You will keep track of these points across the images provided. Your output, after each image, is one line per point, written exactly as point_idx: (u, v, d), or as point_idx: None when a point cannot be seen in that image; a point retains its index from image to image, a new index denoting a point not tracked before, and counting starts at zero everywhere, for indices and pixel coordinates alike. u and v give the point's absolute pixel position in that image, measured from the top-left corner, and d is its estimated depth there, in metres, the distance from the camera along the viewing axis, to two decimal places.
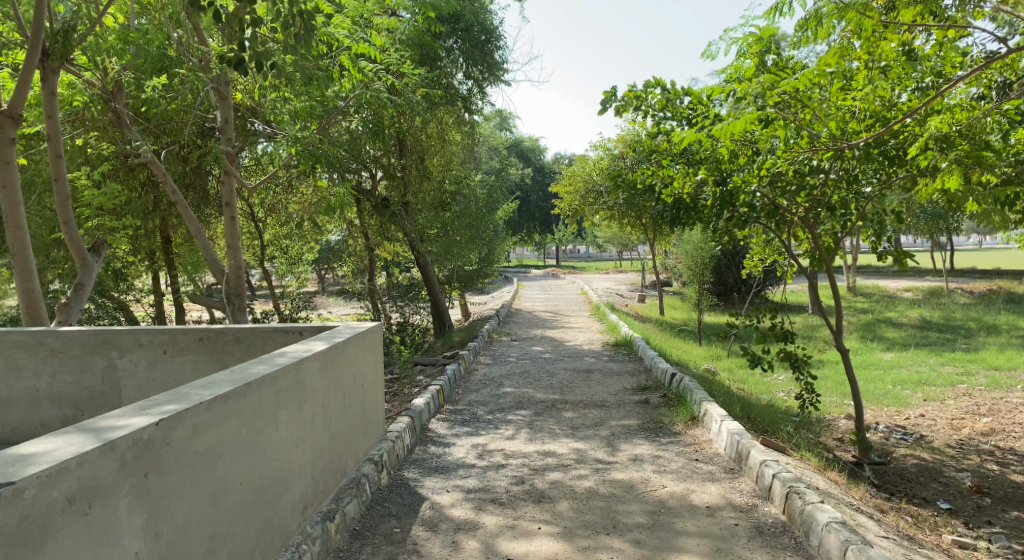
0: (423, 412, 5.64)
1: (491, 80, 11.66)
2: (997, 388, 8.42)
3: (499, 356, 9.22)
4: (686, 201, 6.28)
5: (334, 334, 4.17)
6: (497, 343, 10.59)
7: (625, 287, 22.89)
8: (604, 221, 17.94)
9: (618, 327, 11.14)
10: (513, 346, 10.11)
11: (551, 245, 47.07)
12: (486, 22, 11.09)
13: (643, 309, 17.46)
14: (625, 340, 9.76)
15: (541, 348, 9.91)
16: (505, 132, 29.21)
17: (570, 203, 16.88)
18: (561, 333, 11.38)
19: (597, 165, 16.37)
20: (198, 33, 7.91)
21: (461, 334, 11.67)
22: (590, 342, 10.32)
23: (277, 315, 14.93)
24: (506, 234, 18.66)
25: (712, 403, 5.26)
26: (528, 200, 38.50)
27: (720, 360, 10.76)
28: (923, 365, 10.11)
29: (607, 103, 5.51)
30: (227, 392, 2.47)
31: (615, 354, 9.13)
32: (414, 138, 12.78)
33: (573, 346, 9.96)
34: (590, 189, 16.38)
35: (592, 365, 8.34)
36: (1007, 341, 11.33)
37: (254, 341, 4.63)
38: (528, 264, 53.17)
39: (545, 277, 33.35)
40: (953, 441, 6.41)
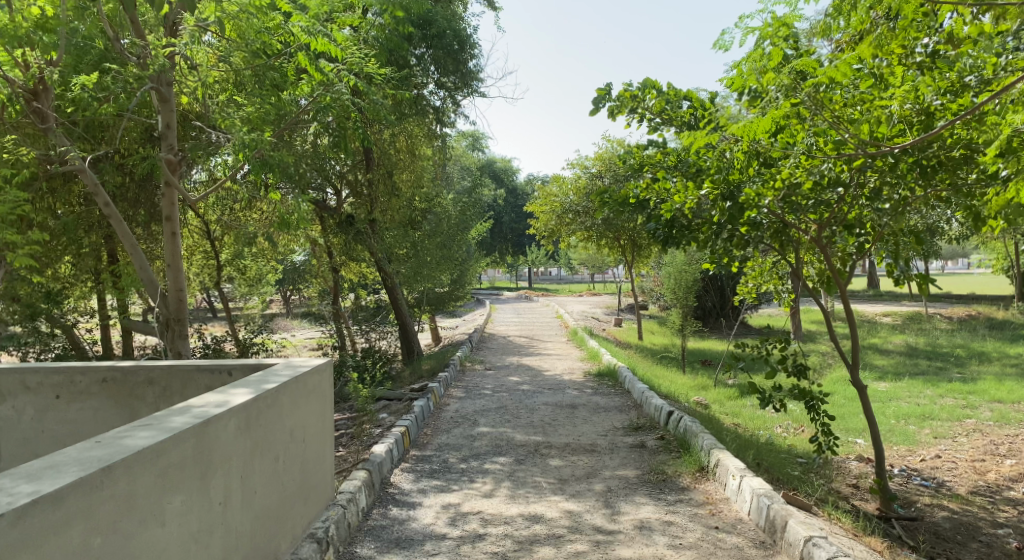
0: (383, 463, 4.76)
1: (466, 93, 10.99)
2: (1008, 423, 7.83)
3: (472, 388, 8.37)
4: (683, 218, 5.62)
5: (269, 376, 3.35)
6: (469, 372, 9.73)
7: (602, 310, 22.18)
8: (580, 242, 17.28)
9: (600, 355, 10.36)
10: (487, 376, 9.26)
11: (523, 267, 46.45)
12: (460, 29, 10.34)
13: (621, 333, 16.74)
14: (608, 370, 8.99)
15: (518, 378, 9.08)
16: (477, 152, 28.62)
17: (545, 223, 16.18)
18: (539, 361, 10.57)
19: (573, 184, 15.72)
20: (136, 26, 7.05)
21: (431, 363, 10.78)
22: (571, 371, 9.53)
23: (233, 340, 13.87)
24: (479, 255, 17.91)
25: (724, 452, 4.50)
26: (500, 222, 37.87)
27: (708, 391, 10.05)
28: (922, 397, 9.50)
29: (600, 102, 4.98)
30: (59, 495, 1.70)
31: (598, 385, 8.35)
32: (381, 152, 11.96)
33: (552, 376, 9.17)
34: (567, 209, 15.71)
35: (575, 399, 7.54)
36: (1003, 370, 10.81)
37: (171, 383, 3.75)
38: (500, 287, 52.53)
39: (518, 299, 32.61)
40: (980, 487, 5.72)
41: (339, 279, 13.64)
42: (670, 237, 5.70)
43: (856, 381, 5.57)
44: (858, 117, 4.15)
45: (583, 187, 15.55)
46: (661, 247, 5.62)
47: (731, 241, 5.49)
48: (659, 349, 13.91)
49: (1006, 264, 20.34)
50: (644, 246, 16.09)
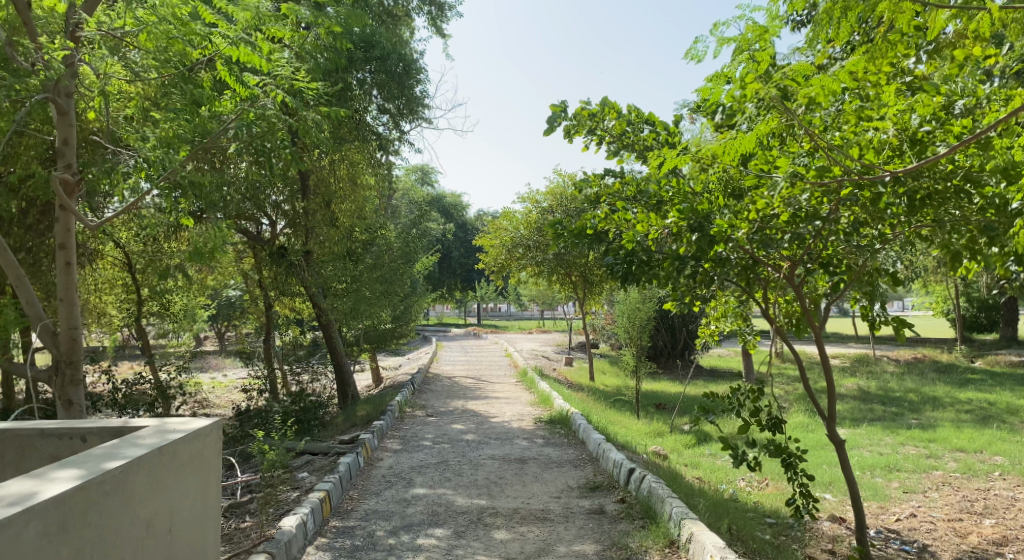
0: (292, 542, 3.93)
1: (410, 119, 10.50)
2: (976, 475, 7.47)
3: (411, 438, 7.56)
4: (644, 252, 5.09)
5: (131, 443, 2.57)
6: (409, 419, 8.91)
7: (551, 349, 21.60)
8: (531, 278, 16.73)
9: (551, 399, 9.69)
10: (428, 423, 8.45)
11: (472, 304, 45.71)
12: (405, 52, 9.77)
13: (572, 374, 16.13)
14: (560, 417, 8.31)
15: (462, 425, 8.30)
16: (426, 186, 28.09)
17: (494, 257, 15.59)
18: (485, 405, 9.83)
19: (524, 219, 15.25)
20: (31, 27, 6.18)
21: (367, 409, 9.89)
22: (520, 418, 8.81)
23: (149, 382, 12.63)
24: (425, 291, 17.14)
25: (698, 524, 3.87)
26: (449, 256, 37.19)
27: (665, 439, 9.46)
28: (884, 445, 9.14)
29: (555, 119, 4.39)
30: None
31: (550, 434, 7.64)
32: (320, 180, 11.18)
33: (499, 423, 8.43)
34: (516, 244, 15.21)
35: (523, 451, 6.82)
36: (958, 418, 10.62)
37: (7, 451, 2.93)
38: (448, 323, 51.55)
39: (466, 336, 31.80)
40: (964, 553, 5.23)
41: (272, 314, 12.66)
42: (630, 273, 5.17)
43: (834, 435, 4.98)
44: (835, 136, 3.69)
45: (533, 222, 15.10)
46: (620, 285, 5.07)
47: (696, 279, 4.94)
48: (611, 391, 13.33)
49: (946, 308, 20.83)
50: (596, 284, 15.64)
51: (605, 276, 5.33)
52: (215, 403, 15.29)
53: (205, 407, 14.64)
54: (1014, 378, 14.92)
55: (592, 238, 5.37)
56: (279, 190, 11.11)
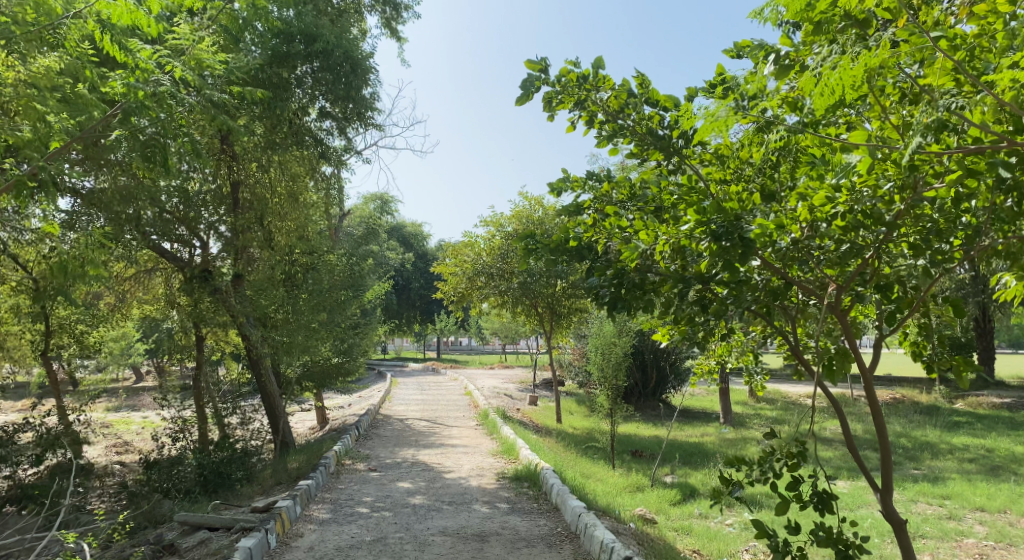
0: None
1: (357, 126, 9.27)
2: (1014, 544, 6.39)
3: (344, 502, 6.11)
4: (637, 273, 3.98)
5: None
6: (348, 474, 7.45)
7: (515, 386, 20.30)
8: (494, 310, 15.43)
9: (515, 448, 8.36)
10: (368, 481, 6.98)
11: (431, 338, 44.14)
12: (354, 49, 8.54)
13: (537, 415, 14.83)
14: (528, 472, 6.97)
15: (410, 484, 6.86)
16: (386, 214, 26.79)
17: (454, 287, 14.32)
18: (440, 456, 8.42)
19: (486, 245, 14.07)
20: None
21: (301, 460, 8.39)
22: (481, 472, 7.44)
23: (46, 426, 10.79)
24: (378, 322, 15.69)
25: None
26: (408, 287, 35.76)
27: (647, 498, 8.19)
28: (895, 503, 8.06)
29: (535, 80, 3.17)
30: None
31: (515, 497, 6.28)
32: (253, 195, 9.84)
33: (455, 480, 7.05)
34: (478, 273, 14.00)
35: (483, 522, 5.45)
36: (964, 469, 9.65)
37: None
38: (406, 358, 49.75)
39: (425, 371, 30.26)
40: None
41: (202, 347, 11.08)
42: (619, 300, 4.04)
43: (892, 514, 3.76)
44: (941, 97, 2.57)
45: (497, 248, 13.94)
46: (608, 317, 3.92)
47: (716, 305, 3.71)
48: (582, 436, 12.05)
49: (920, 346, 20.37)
50: (564, 316, 14.47)
51: (590, 300, 4.13)
52: (132, 448, 13.45)
53: (118, 453, 12.76)
54: (1001, 420, 14.24)
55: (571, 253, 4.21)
56: (212, 211, 9.97)
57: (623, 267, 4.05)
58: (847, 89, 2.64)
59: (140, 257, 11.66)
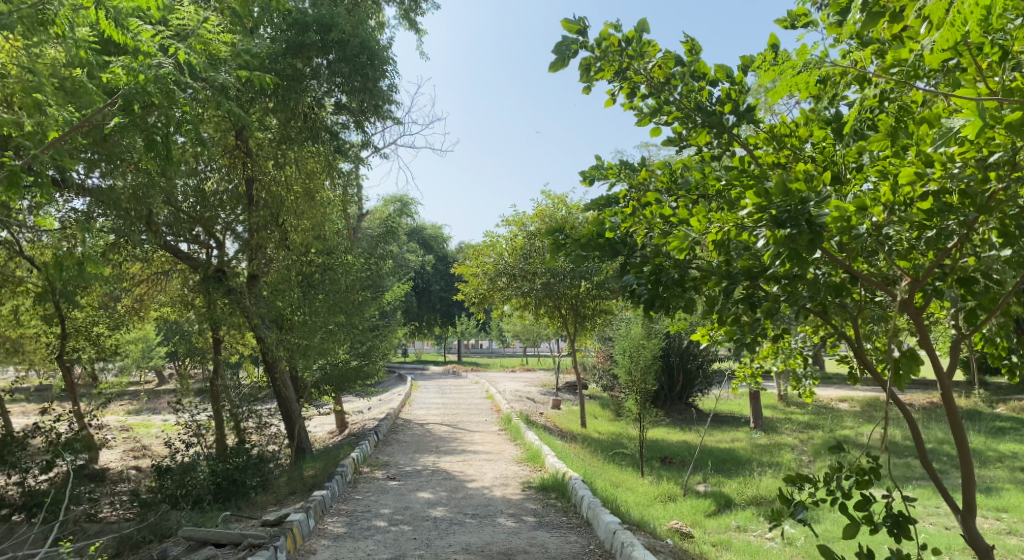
0: None
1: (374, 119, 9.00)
2: None
3: (361, 514, 5.76)
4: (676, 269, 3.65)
5: None
6: (366, 482, 7.11)
7: (537, 389, 19.93)
8: (515, 312, 15.05)
9: (540, 456, 7.97)
10: (386, 491, 6.62)
11: (452, 340, 43.96)
12: (372, 40, 8.25)
13: (561, 419, 14.43)
14: (556, 482, 6.58)
15: (430, 494, 6.49)
16: (406, 215, 26.57)
17: (475, 287, 13.97)
18: (462, 464, 8.04)
19: (508, 245, 13.72)
20: None
21: (317, 468, 8.07)
22: (505, 481, 7.07)
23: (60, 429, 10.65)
24: (399, 324, 15.41)
25: None
26: (429, 289, 35.57)
27: (680, 510, 7.75)
28: (947, 517, 7.55)
29: (575, 43, 2.81)
30: None
31: (543, 510, 5.89)
32: (270, 193, 9.58)
33: (478, 490, 6.68)
34: (499, 273, 13.66)
35: (509, 538, 5.06)
36: (1018, 479, 9.09)
37: None
38: (427, 360, 49.61)
39: (446, 374, 30.03)
40: None
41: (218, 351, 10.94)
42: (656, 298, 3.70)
43: (977, 539, 3.25)
44: None
45: (519, 248, 13.57)
46: (646, 314, 3.58)
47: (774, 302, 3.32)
48: (609, 441, 11.63)
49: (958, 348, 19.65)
50: (588, 317, 14.05)
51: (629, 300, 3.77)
52: (150, 452, 13.27)
53: (135, 457, 12.57)
54: None
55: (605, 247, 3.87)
56: (231, 212, 9.71)
57: (661, 262, 3.71)
58: (959, 29, 2.23)
59: (156, 258, 11.45)
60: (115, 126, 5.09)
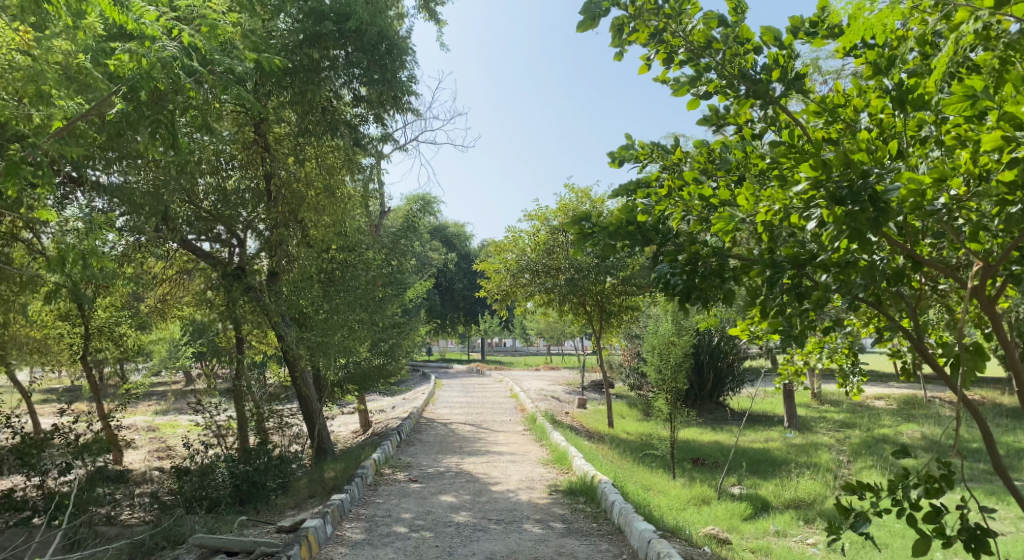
0: None
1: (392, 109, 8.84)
2: None
3: (380, 520, 5.50)
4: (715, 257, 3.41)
5: None
6: (387, 485, 6.87)
7: (562, 388, 19.60)
8: (539, 309, 14.75)
9: (568, 457, 7.67)
10: (408, 494, 6.36)
11: (475, 338, 43.76)
12: (390, 28, 8.02)
13: (587, 419, 14.09)
14: (584, 485, 6.28)
15: (453, 498, 6.21)
16: (428, 213, 26.39)
17: (498, 284, 13.68)
18: (486, 466, 7.76)
19: (531, 240, 13.42)
20: None
21: (337, 469, 7.85)
22: (531, 484, 6.78)
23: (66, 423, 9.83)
24: (421, 322, 15.19)
25: None
26: (452, 288, 35.45)
27: (715, 514, 7.38)
28: (1002, 523, 7.09)
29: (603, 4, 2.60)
30: None
31: (571, 515, 5.58)
32: (289, 188, 9.39)
33: (503, 493, 6.40)
34: (523, 269, 13.37)
35: (536, 546, 4.76)
36: None
37: None
38: (451, 359, 49.50)
39: (469, 373, 29.82)
40: None
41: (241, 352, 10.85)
42: (693, 288, 3.46)
43: None
44: None
45: (543, 243, 13.27)
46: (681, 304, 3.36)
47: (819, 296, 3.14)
48: (638, 442, 11.28)
49: None
50: (614, 313, 13.69)
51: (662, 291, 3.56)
52: (174, 452, 13.22)
53: (158, 458, 12.51)
54: None
55: (636, 233, 3.62)
56: (252, 210, 9.46)
57: (698, 250, 3.47)
58: None
59: (177, 257, 11.35)
60: (121, 118, 4.88)
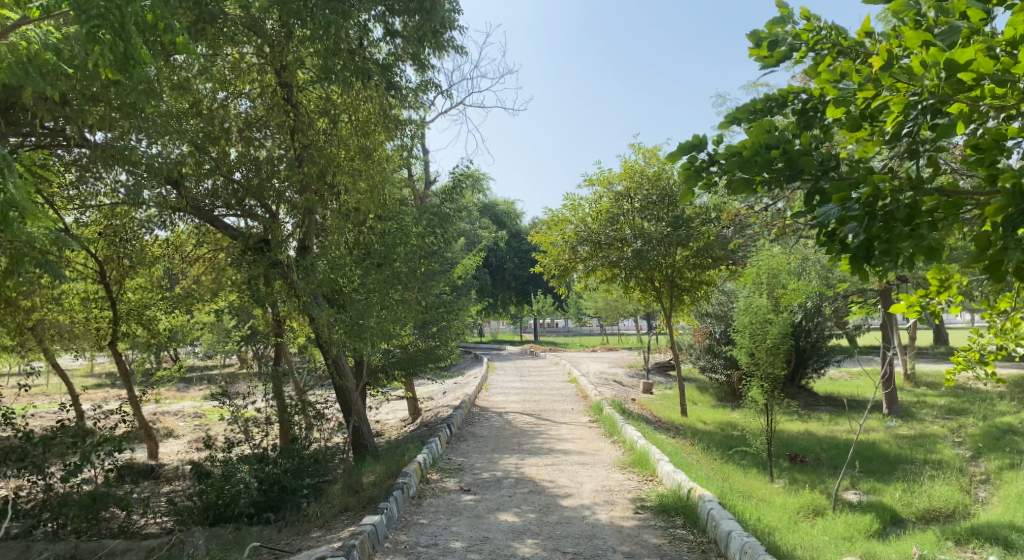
0: None
1: (433, 49, 7.61)
2: None
3: (422, 554, 4.27)
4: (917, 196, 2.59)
5: None
6: (433, 497, 5.67)
7: (624, 371, 18.21)
8: (600, 286, 13.36)
9: (649, 459, 6.35)
10: (459, 512, 5.15)
11: (528, 319, 42.68)
12: None
13: (656, 406, 12.72)
14: (682, 504, 4.95)
15: (515, 519, 4.96)
16: (478, 193, 25.27)
17: (555, 259, 12.35)
18: (551, 470, 6.48)
19: (592, 208, 12.00)
20: None
21: (378, 472, 6.71)
22: (611, 498, 5.47)
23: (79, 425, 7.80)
24: (473, 302, 14.03)
25: None
26: (502, 268, 34.45)
27: (837, 532, 5.93)
28: None
29: None
30: None
31: (671, 549, 4.25)
32: (319, 149, 8.20)
33: (576, 511, 5.12)
34: (583, 241, 12.01)
35: None
36: None
37: None
38: (503, 340, 48.64)
39: (523, 355, 28.74)
40: None
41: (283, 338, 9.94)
42: (875, 238, 2.74)
43: None
44: None
45: (605, 212, 11.89)
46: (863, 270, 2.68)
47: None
48: (721, 434, 9.85)
49: None
50: (685, 288, 12.20)
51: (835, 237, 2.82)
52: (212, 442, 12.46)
53: (197, 449, 11.75)
54: None
55: (781, 163, 3.00)
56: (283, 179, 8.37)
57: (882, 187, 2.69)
58: None
59: (206, 234, 10.45)
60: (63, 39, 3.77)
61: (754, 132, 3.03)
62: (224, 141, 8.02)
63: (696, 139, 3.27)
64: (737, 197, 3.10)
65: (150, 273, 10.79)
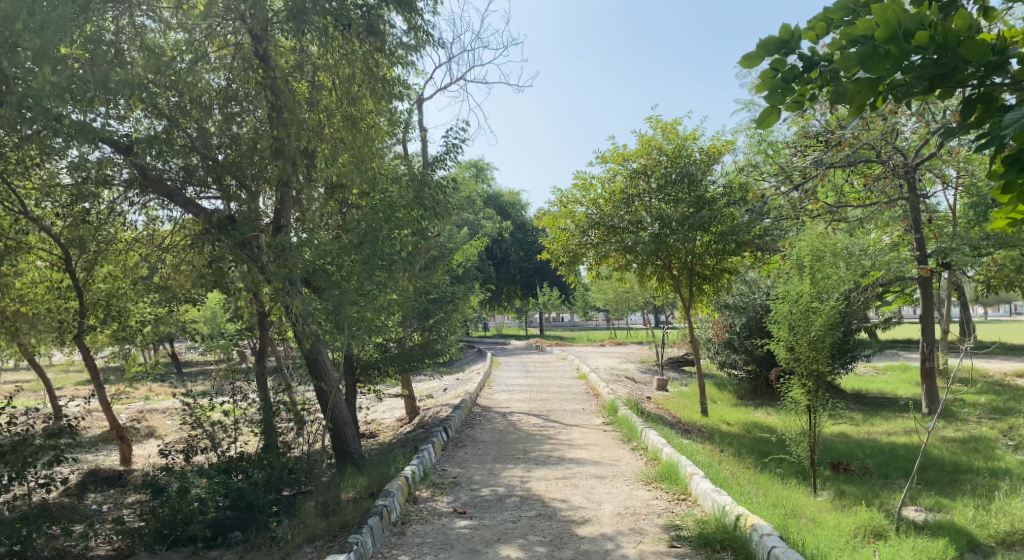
0: None
1: None
2: None
3: None
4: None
5: None
6: (420, 521, 4.66)
7: (636, 367, 17.16)
8: (613, 274, 12.34)
9: (681, 473, 5.33)
10: (451, 545, 4.14)
11: (534, 314, 41.60)
12: None
13: (674, 405, 11.68)
14: (732, 538, 3.93)
15: (520, 554, 3.96)
16: (481, 182, 24.27)
17: (564, 245, 11.31)
18: (563, 486, 5.45)
19: (605, 189, 10.94)
20: None
21: (358, 487, 5.70)
22: (638, 524, 4.45)
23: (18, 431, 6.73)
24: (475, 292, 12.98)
25: None
26: (507, 260, 33.34)
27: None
28: None
29: None
30: None
31: None
32: (292, 113, 7.13)
33: (596, 543, 4.10)
34: (594, 223, 10.97)
35: None
36: None
37: None
38: (509, 335, 47.59)
39: (528, 349, 27.73)
40: None
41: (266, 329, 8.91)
42: None
43: None
44: None
45: (620, 192, 10.85)
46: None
47: None
48: (750, 438, 8.82)
49: None
50: (707, 275, 11.10)
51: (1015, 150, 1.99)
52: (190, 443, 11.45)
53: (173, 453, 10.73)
54: None
55: (927, 53, 2.02)
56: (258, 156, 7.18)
57: None
58: None
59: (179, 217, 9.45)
60: None
61: (876, 15, 2.02)
62: (199, 115, 7.09)
63: (786, 32, 2.29)
64: (857, 106, 2.17)
65: (120, 259, 9.80)
